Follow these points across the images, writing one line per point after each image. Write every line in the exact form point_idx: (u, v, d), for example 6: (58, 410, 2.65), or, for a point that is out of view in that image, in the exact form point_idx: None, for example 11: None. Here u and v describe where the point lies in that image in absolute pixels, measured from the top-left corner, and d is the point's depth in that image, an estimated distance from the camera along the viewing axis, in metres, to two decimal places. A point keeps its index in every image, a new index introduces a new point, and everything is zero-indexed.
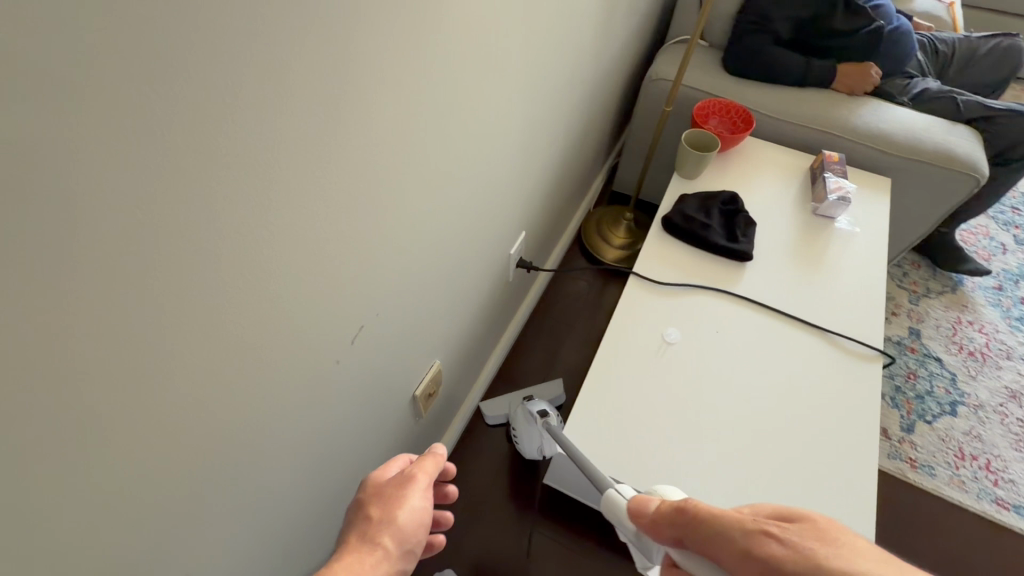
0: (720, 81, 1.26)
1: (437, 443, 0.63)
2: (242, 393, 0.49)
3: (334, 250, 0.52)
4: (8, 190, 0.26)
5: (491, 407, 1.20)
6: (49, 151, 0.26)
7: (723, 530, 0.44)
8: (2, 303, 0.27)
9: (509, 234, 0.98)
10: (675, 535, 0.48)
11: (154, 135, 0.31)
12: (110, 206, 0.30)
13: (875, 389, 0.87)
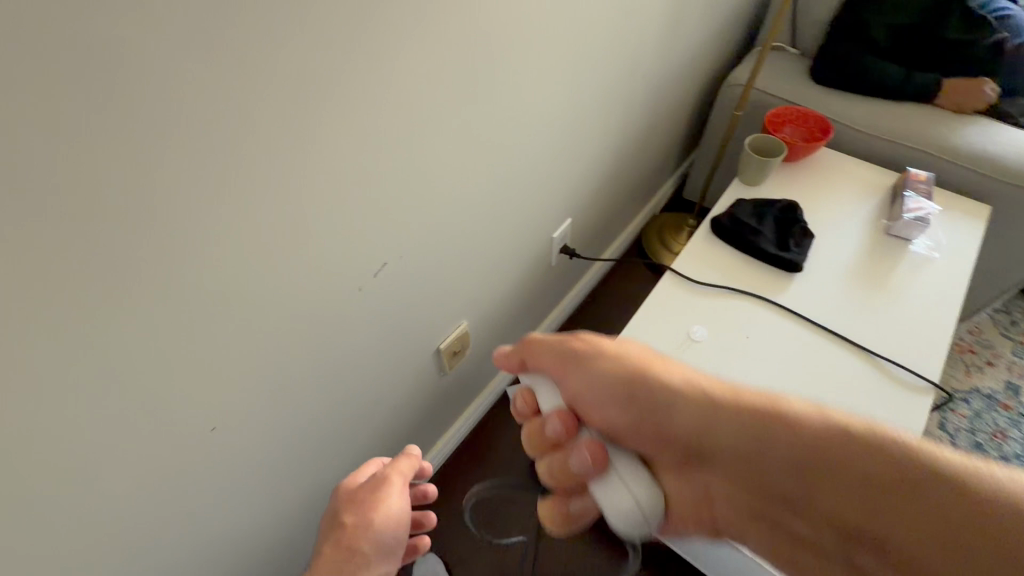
0: (804, 90, 1.21)
1: (411, 444, 0.68)
2: (276, 304, 0.58)
3: (368, 193, 0.60)
4: (101, 83, 0.35)
5: None
6: (133, 58, 0.35)
7: (596, 360, 0.53)
8: (92, 172, 0.37)
9: (553, 218, 1.02)
10: (582, 356, 0.54)
11: (215, 61, 0.39)
12: (175, 112, 0.39)
13: (916, 421, 0.80)
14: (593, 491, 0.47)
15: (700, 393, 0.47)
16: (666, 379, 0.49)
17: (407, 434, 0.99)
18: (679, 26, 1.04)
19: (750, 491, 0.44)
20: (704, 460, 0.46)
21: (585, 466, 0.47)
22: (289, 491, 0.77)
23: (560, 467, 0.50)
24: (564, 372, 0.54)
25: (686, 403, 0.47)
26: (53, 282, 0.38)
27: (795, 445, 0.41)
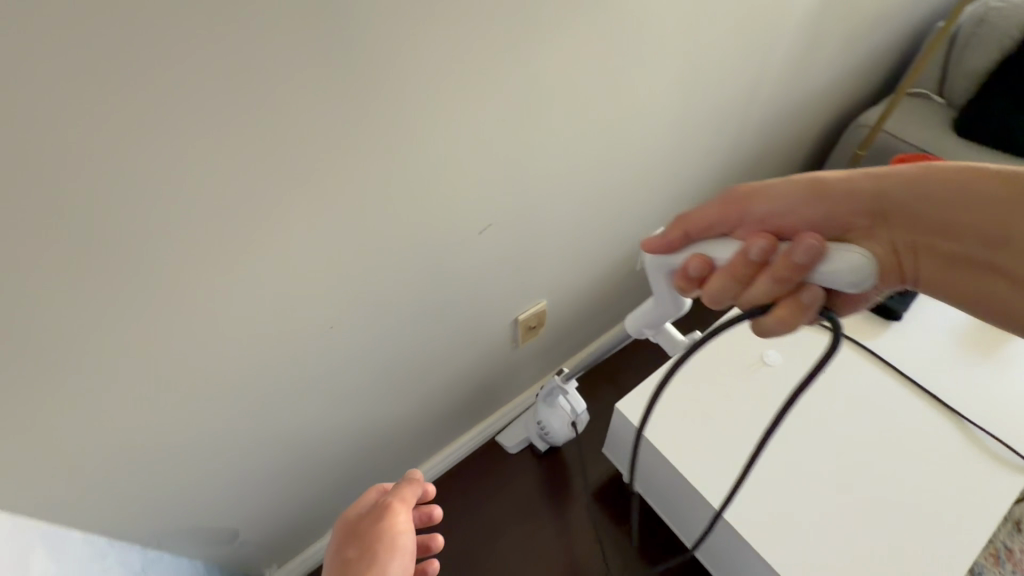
0: (938, 140, 1.14)
1: (413, 470, 0.71)
2: (397, 238, 0.69)
3: (485, 159, 0.70)
4: (313, 29, 0.46)
5: (508, 437, 1.25)
6: (337, 15, 0.47)
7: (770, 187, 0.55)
8: (293, 97, 0.49)
9: (645, 223, 1.07)
10: (750, 192, 0.55)
11: (390, 24, 0.50)
12: (358, 61, 0.50)
13: (985, 480, 0.84)
14: (819, 272, 0.47)
15: (871, 182, 0.53)
16: (840, 188, 0.54)
17: (469, 396, 1.09)
18: (806, 60, 1.04)
19: (925, 236, 0.52)
20: (889, 216, 0.53)
21: (814, 250, 0.46)
22: (371, 410, 0.90)
23: (781, 276, 0.49)
24: (742, 214, 0.56)
25: (864, 193, 0.53)
26: (256, 178, 0.51)
27: (951, 198, 0.50)
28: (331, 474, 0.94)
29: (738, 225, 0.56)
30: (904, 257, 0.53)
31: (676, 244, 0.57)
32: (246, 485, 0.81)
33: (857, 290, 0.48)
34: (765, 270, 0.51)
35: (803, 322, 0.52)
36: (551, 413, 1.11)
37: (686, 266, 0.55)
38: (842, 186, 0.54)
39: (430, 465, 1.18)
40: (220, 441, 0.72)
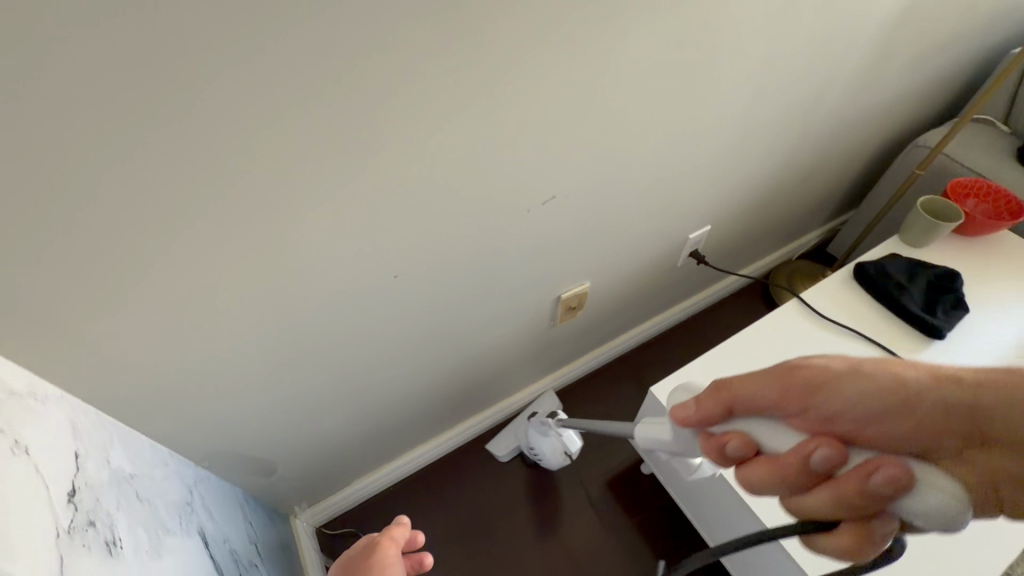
0: (1000, 168, 1.13)
1: (400, 515, 0.72)
2: (468, 198, 0.72)
3: (560, 130, 0.72)
4: None
5: (498, 445, 1.24)
6: None
7: (833, 368, 0.41)
8: (408, 45, 0.52)
9: (695, 219, 1.09)
10: (818, 379, 0.40)
11: None
12: (470, 19, 0.53)
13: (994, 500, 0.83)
14: (902, 505, 0.36)
15: (972, 392, 0.40)
16: (930, 398, 0.39)
17: (502, 369, 1.11)
18: (876, 73, 1.04)
19: None
20: (1011, 439, 0.39)
21: (896, 482, 0.35)
22: (414, 366, 0.94)
23: (846, 501, 0.38)
24: (808, 402, 0.40)
25: (959, 404, 0.40)
26: (361, 119, 0.54)
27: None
28: (366, 424, 0.98)
29: (793, 416, 0.41)
30: (1004, 490, 0.38)
31: (711, 418, 0.45)
32: (293, 421, 0.86)
33: (947, 528, 0.37)
34: (825, 481, 0.39)
35: (873, 549, 0.42)
36: (542, 448, 1.10)
37: (725, 443, 0.43)
38: (929, 393, 0.40)
39: (456, 433, 1.21)
40: (278, 374, 0.76)
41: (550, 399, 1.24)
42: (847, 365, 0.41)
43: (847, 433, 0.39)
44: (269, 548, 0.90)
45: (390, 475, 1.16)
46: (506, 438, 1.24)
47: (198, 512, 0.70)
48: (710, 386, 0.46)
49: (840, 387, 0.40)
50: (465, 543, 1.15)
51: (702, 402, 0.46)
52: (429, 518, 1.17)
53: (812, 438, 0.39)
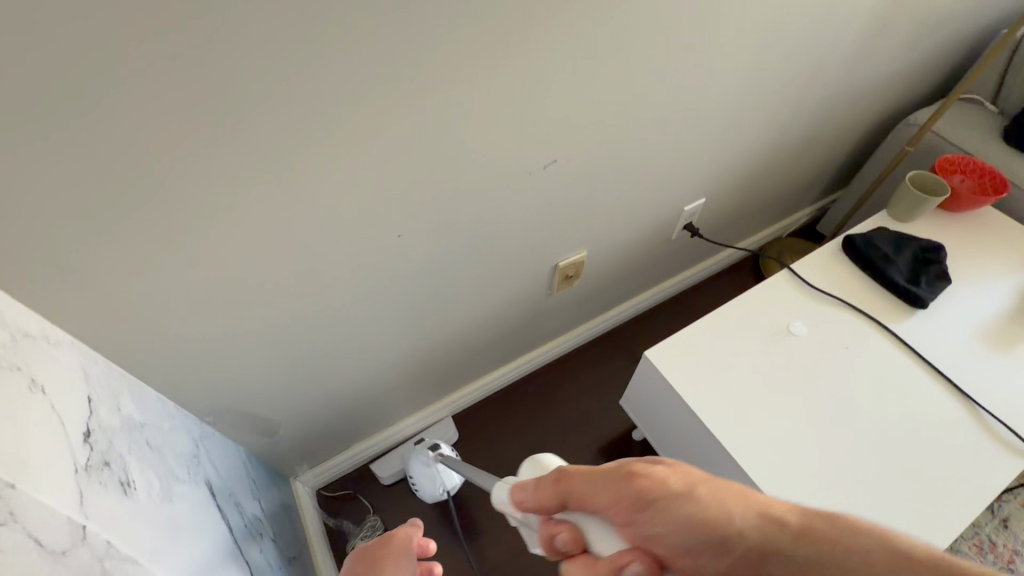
0: (987, 146, 1.16)
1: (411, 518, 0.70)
2: (474, 161, 0.73)
3: (566, 96, 0.73)
4: None
5: (384, 467, 1.16)
6: None
7: (653, 489, 0.41)
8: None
9: (691, 191, 1.10)
10: (648, 496, 0.41)
11: None
12: None
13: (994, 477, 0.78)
14: None
15: (788, 530, 0.39)
16: (744, 541, 0.38)
17: (499, 337, 1.14)
18: (871, 49, 1.05)
19: None
20: None
21: None
22: (414, 329, 0.96)
23: None
24: (629, 518, 0.40)
25: (778, 548, 0.38)
26: (374, 75, 0.55)
27: None
28: (366, 388, 1.00)
29: (614, 526, 0.41)
30: None
31: (550, 509, 0.46)
32: (296, 381, 0.88)
33: None
34: None
35: None
36: (422, 480, 1.08)
37: (556, 536, 0.43)
38: (748, 533, 0.39)
39: (454, 400, 1.23)
40: (284, 332, 0.78)
41: (445, 429, 1.23)
42: (675, 485, 0.41)
43: (663, 558, 0.39)
44: (271, 505, 0.92)
45: (390, 440, 1.18)
46: (389, 461, 1.17)
47: (204, 465, 0.72)
48: (552, 475, 0.46)
49: (665, 508, 0.40)
50: (462, 507, 1.17)
51: (543, 489, 0.47)
52: None
53: (626, 553, 0.38)
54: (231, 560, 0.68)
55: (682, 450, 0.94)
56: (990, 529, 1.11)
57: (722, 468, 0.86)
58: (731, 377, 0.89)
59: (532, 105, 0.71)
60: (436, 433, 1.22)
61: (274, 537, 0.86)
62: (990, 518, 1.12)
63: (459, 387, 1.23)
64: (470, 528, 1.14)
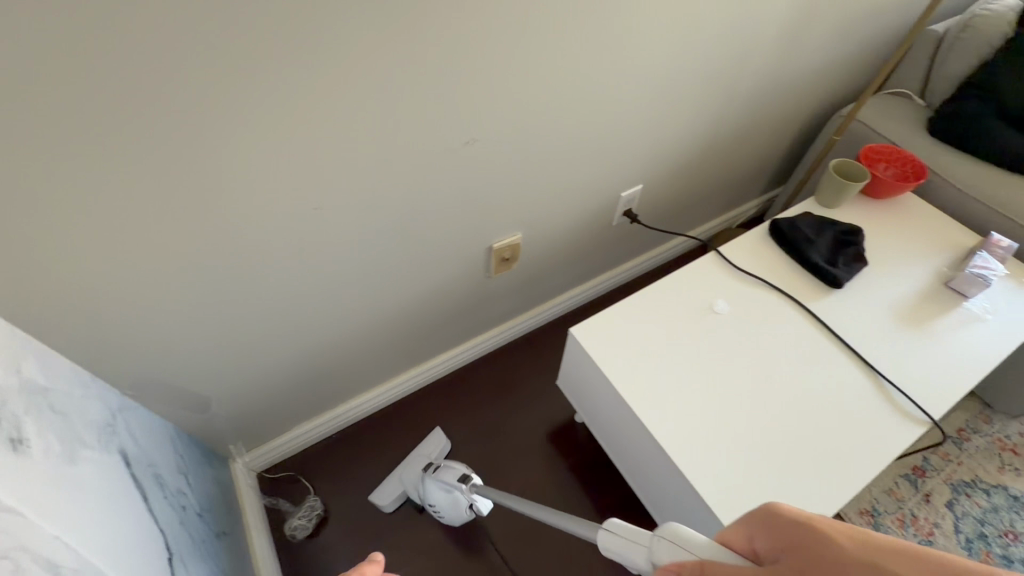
0: (911, 137, 1.21)
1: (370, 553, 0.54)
2: (390, 140, 0.75)
3: (480, 79, 0.76)
4: None
5: (384, 495, 1.13)
6: None
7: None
8: None
9: (627, 177, 1.14)
10: None
11: None
12: None
13: (893, 445, 0.82)
14: None
15: None
16: None
17: (441, 321, 1.16)
18: (799, 41, 1.10)
19: None
20: None
21: None
22: (348, 309, 0.97)
23: None
24: None
25: None
26: (268, 50, 0.56)
27: None
28: (304, 366, 1.02)
29: None
30: None
31: None
32: (227, 357, 0.89)
33: None
34: None
35: None
36: (447, 501, 1.01)
37: None
38: None
39: (400, 382, 1.25)
40: (210, 305, 0.79)
41: (439, 445, 1.19)
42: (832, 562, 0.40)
43: None
44: (201, 481, 0.92)
45: (334, 422, 1.20)
46: (389, 489, 1.13)
47: (120, 434, 0.73)
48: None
49: None
50: (480, 531, 1.14)
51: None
52: (372, 463, 1.21)
53: None
54: (145, 526, 0.69)
55: (607, 424, 0.97)
56: (913, 504, 1.16)
57: (640, 440, 0.88)
58: (652, 353, 0.91)
59: (445, 86, 0.73)
60: (430, 451, 1.18)
61: (200, 510, 0.86)
62: (913, 493, 1.17)
63: (404, 370, 1.25)
64: (466, 538, 1.13)
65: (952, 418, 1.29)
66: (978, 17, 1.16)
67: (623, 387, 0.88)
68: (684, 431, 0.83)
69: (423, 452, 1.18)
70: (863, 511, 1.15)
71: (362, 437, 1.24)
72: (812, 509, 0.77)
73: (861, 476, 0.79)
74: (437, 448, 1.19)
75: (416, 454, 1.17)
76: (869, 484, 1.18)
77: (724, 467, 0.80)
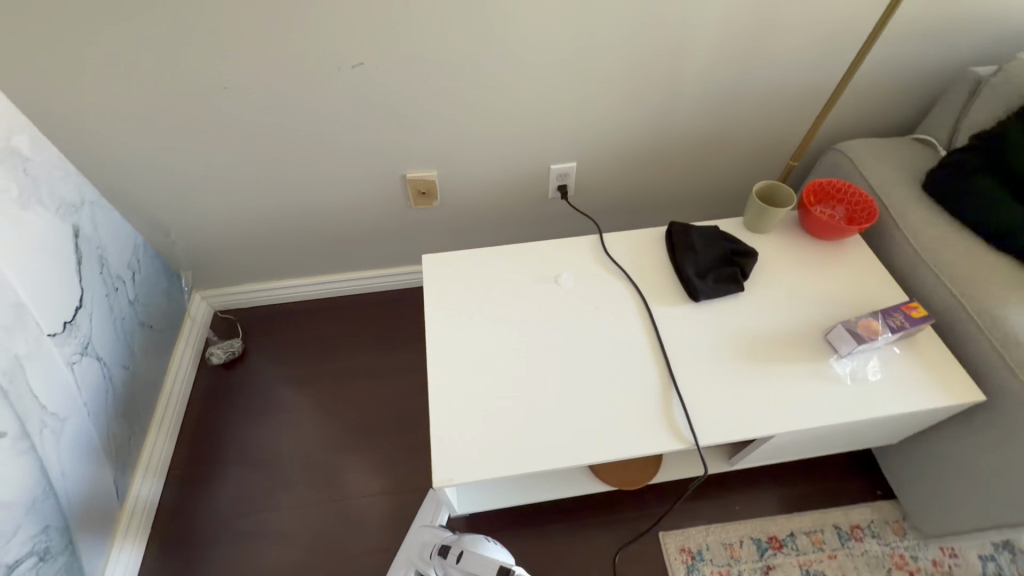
0: (894, 182, 1.05)
1: None
2: (295, 51, 0.94)
3: (371, 16, 0.91)
4: None
5: None
6: None
7: None
8: None
9: (556, 146, 1.19)
10: None
11: None
12: None
13: (639, 445, 0.81)
14: None
15: None
16: None
17: (371, 232, 1.34)
18: (761, 48, 1.04)
19: None
20: None
21: None
22: (283, 191, 1.20)
23: None
24: None
25: None
26: None
27: None
28: (244, 228, 1.28)
29: None
30: None
31: None
32: (182, 197, 1.17)
33: None
34: None
35: None
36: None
37: None
38: None
39: (336, 282, 1.47)
40: (166, 151, 1.07)
41: (440, 511, 1.09)
42: None
43: None
44: (150, 283, 1.23)
45: (276, 294, 1.47)
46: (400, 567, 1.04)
47: (82, 215, 1.04)
48: None
49: None
50: None
51: None
52: (293, 333, 1.45)
53: None
54: (70, 278, 0.99)
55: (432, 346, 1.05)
56: (747, 568, 1.06)
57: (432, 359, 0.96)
58: (477, 293, 0.98)
59: (337, 15, 0.90)
60: (428, 519, 1.08)
61: (134, 299, 1.17)
62: (753, 558, 1.07)
63: (341, 272, 1.47)
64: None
65: (855, 511, 1.12)
66: (1016, 64, 0.98)
67: (434, 312, 0.96)
68: (458, 360, 0.90)
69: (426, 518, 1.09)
70: (684, 548, 1.08)
71: (295, 314, 1.48)
72: (520, 461, 0.79)
73: (587, 457, 0.80)
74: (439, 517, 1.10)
75: (418, 526, 1.07)
76: (710, 528, 1.10)
77: (470, 399, 0.85)
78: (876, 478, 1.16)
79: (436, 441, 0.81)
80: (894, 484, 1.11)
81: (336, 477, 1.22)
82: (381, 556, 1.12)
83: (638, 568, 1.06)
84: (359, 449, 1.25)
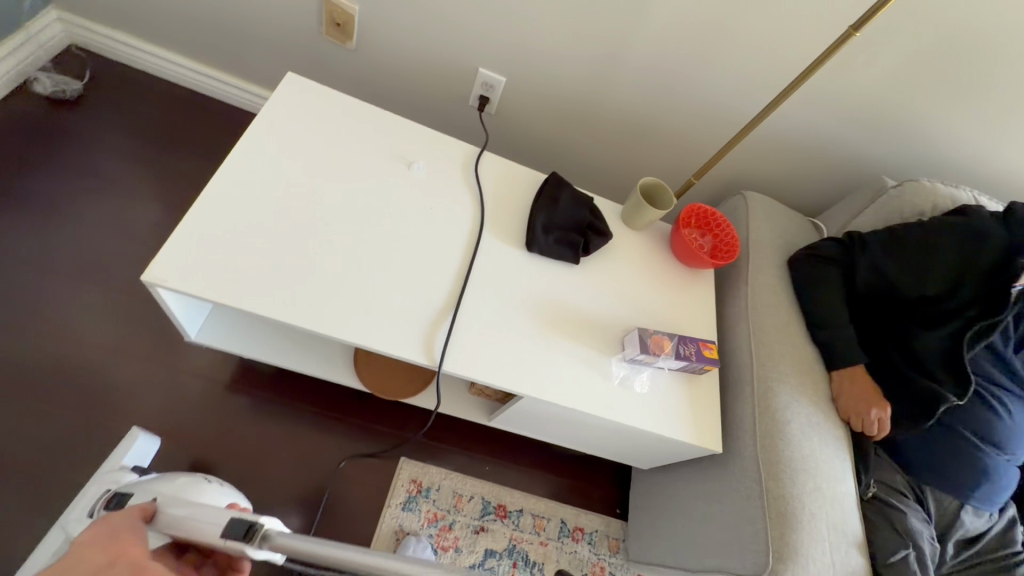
0: (766, 241, 1.04)
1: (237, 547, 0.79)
2: None
3: None
4: None
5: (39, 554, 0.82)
6: None
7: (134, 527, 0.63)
8: None
9: (490, 49, 1.09)
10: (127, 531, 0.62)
11: None
12: None
13: (386, 343, 0.76)
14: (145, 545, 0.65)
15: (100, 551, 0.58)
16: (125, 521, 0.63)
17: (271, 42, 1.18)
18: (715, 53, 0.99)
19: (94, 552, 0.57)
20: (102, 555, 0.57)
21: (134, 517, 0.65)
22: None
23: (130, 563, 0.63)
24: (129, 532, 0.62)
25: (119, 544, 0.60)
26: None
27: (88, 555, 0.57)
28: None
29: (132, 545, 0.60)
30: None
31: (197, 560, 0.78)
32: None
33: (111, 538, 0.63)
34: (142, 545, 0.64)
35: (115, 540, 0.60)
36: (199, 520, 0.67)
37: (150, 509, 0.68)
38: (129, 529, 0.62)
39: (220, 82, 1.30)
40: None
41: (135, 451, 0.91)
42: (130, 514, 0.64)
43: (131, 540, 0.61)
44: None
45: (148, 61, 1.28)
46: (53, 537, 0.84)
47: None
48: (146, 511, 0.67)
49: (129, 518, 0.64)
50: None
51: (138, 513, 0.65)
52: (146, 109, 1.28)
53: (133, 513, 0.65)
54: None
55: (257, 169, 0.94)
56: (461, 521, 1.05)
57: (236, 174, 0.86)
58: (319, 135, 0.88)
59: None
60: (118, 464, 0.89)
61: None
62: (472, 515, 1.07)
63: (229, 75, 1.30)
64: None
65: (585, 516, 1.14)
66: (917, 185, 0.99)
67: (260, 129, 0.85)
68: (254, 182, 0.80)
69: (123, 464, 0.90)
70: (416, 480, 1.06)
71: (161, 94, 1.31)
72: (251, 298, 0.72)
73: (324, 328, 0.74)
74: (139, 454, 0.93)
75: (104, 469, 0.89)
76: (450, 474, 1.09)
77: (240, 223, 0.76)
78: (621, 497, 1.19)
79: (173, 240, 0.72)
80: (631, 508, 1.14)
81: (108, 266, 1.09)
82: (106, 358, 1.01)
83: (360, 476, 1.04)
84: (146, 251, 1.12)
